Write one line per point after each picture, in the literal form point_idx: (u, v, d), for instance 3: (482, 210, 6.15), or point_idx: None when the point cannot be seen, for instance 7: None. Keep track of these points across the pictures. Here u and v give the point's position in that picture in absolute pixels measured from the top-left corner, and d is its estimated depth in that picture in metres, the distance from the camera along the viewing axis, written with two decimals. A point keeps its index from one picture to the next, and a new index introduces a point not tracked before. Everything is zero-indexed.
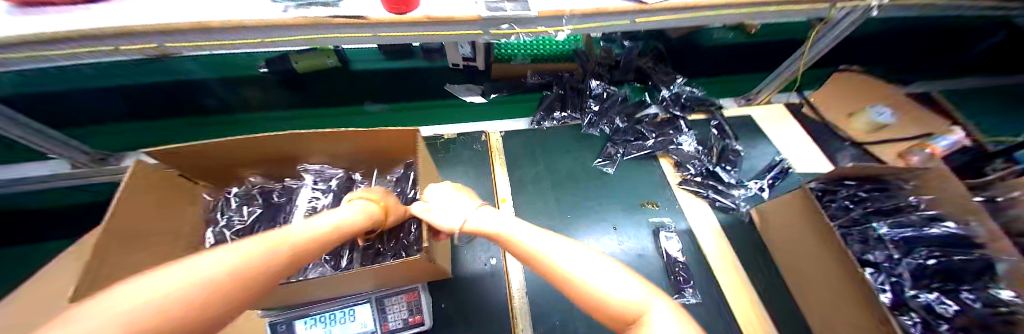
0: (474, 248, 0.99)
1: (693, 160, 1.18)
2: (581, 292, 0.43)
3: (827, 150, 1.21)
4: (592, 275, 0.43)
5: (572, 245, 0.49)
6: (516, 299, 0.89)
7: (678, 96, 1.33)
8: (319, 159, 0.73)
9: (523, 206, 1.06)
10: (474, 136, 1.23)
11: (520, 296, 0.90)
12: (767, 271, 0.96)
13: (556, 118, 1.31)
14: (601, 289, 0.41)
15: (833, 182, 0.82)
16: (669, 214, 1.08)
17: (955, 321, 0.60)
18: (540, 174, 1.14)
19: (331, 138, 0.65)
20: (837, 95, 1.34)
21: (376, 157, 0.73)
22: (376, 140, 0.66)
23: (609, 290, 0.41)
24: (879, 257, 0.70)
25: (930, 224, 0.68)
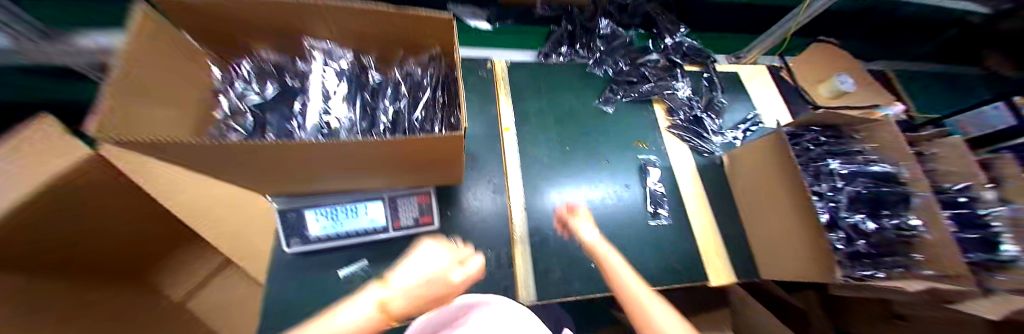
0: (477, 168, 1.01)
1: (686, 108, 1.26)
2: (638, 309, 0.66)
3: (796, 108, 1.34)
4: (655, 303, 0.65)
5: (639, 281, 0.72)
6: (516, 217, 0.97)
7: (680, 45, 1.37)
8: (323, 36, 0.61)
9: (524, 134, 1.11)
10: (480, 62, 1.19)
11: (519, 216, 0.98)
12: (727, 204, 1.13)
13: (561, 54, 1.32)
14: (655, 312, 0.63)
15: (801, 128, 0.93)
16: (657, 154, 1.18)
17: (873, 237, 0.81)
18: (543, 107, 1.17)
19: (351, 20, 0.56)
20: (811, 63, 1.46)
21: (395, 49, 0.64)
22: (396, 26, 0.57)
23: (660, 315, 0.63)
24: (825, 187, 0.85)
25: (871, 162, 0.86)
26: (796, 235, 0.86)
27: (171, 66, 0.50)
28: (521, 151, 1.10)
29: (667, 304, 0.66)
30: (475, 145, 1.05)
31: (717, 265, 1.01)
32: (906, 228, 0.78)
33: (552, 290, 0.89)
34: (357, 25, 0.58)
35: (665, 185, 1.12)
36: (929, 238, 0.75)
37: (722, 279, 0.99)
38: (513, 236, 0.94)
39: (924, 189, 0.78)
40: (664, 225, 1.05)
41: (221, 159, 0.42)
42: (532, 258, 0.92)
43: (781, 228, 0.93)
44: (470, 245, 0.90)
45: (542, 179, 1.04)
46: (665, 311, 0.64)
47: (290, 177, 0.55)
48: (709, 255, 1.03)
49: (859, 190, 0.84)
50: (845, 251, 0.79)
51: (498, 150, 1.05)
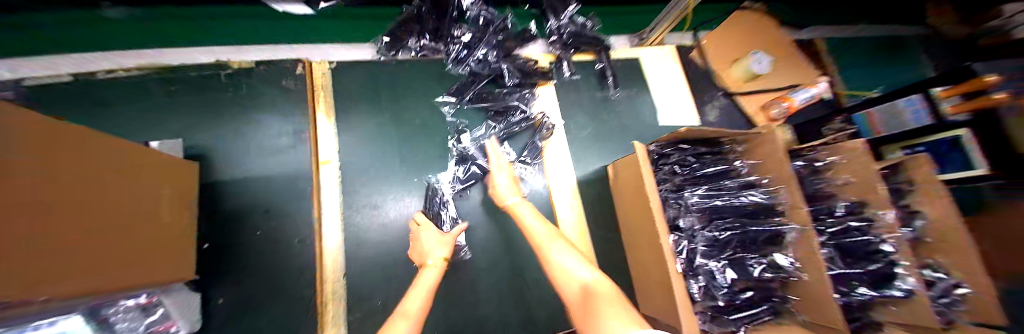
0: (274, 227, 0.77)
1: (570, 111, 1.07)
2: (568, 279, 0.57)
3: (700, 99, 1.18)
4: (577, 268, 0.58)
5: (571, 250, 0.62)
6: (329, 251, 0.78)
7: (566, 31, 1.08)
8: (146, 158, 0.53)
9: (346, 162, 0.85)
10: (284, 67, 0.85)
11: (336, 255, 0.79)
12: (609, 226, 0.99)
13: (412, 49, 0.96)
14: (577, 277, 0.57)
15: (668, 146, 0.75)
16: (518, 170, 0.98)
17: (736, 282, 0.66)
18: (379, 128, 0.89)
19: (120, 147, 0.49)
20: (723, 37, 1.23)
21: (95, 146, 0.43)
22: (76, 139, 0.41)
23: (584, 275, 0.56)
24: (688, 222, 0.68)
25: (742, 191, 0.70)
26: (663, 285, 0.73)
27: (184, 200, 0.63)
28: (345, 164, 0.85)
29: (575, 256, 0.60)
30: (252, 194, 0.77)
31: None
32: (778, 270, 0.64)
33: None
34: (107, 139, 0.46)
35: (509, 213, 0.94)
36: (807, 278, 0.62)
37: (568, 272, 0.59)
38: (320, 278, 0.76)
39: (800, 223, 0.61)
40: None
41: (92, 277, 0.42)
42: (348, 296, 0.76)
43: (653, 269, 0.78)
44: (294, 303, 0.74)
45: (373, 207, 0.84)
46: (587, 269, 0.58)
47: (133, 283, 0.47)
48: None
49: (724, 234, 0.66)
50: (703, 301, 0.65)
51: (303, 194, 0.79)
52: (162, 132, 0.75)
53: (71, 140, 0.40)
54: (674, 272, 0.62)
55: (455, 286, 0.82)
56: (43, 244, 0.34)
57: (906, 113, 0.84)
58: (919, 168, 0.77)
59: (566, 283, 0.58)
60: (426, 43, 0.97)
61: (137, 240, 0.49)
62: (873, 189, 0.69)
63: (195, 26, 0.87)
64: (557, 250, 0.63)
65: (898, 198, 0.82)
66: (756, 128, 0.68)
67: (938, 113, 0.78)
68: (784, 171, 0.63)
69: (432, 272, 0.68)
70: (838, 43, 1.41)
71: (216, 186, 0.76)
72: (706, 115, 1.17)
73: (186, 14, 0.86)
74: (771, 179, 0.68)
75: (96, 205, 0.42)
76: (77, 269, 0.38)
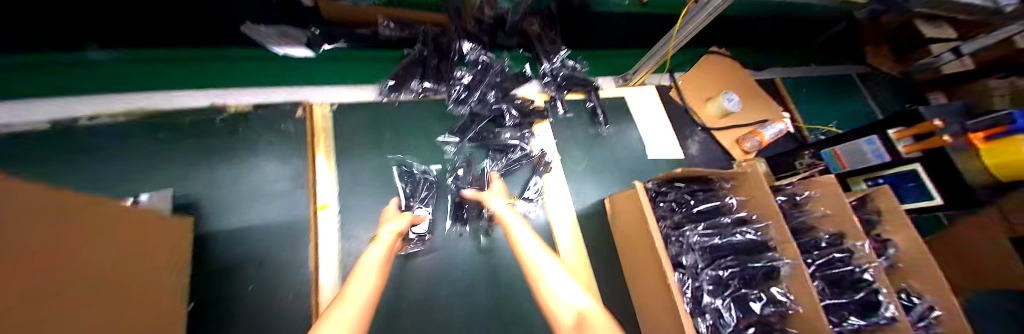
0: (265, 280, 0.71)
1: (566, 147, 1.11)
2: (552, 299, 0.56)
3: (683, 134, 1.26)
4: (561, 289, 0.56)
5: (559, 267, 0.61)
6: (325, 285, 0.73)
7: (559, 72, 1.14)
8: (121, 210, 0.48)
9: (345, 205, 0.82)
10: (283, 109, 0.84)
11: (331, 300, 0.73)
12: (609, 261, 1.00)
13: (413, 90, 0.98)
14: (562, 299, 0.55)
15: (664, 184, 0.80)
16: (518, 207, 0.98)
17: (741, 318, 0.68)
18: (378, 169, 0.88)
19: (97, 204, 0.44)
20: (698, 78, 1.35)
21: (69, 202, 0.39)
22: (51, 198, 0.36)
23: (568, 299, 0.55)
24: (690, 259, 0.70)
25: (737, 228, 0.74)
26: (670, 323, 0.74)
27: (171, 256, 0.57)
28: (343, 207, 0.82)
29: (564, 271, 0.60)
30: (243, 243, 0.73)
31: None
32: (777, 305, 0.67)
33: None
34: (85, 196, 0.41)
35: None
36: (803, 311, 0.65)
37: (563, 297, 0.55)
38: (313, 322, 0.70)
39: (792, 258, 0.65)
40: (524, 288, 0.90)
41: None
42: None
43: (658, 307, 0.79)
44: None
45: None
46: (579, 290, 0.56)
47: None
48: None
49: (726, 272, 0.69)
50: None
51: (299, 240, 0.76)
52: (144, 182, 0.71)
53: (50, 212, 0.35)
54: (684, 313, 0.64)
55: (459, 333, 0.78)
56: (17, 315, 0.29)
57: (867, 151, 0.94)
58: (883, 197, 0.86)
59: (559, 309, 0.55)
60: (427, 85, 0.99)
61: (112, 311, 0.42)
62: (848, 222, 0.76)
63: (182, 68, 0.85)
64: (545, 263, 0.62)
65: (870, 227, 0.90)
66: (745, 168, 0.73)
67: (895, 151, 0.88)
68: (772, 209, 0.69)
69: (380, 246, 0.66)
70: (794, 82, 1.58)
71: (201, 236, 0.70)
72: (688, 149, 1.25)
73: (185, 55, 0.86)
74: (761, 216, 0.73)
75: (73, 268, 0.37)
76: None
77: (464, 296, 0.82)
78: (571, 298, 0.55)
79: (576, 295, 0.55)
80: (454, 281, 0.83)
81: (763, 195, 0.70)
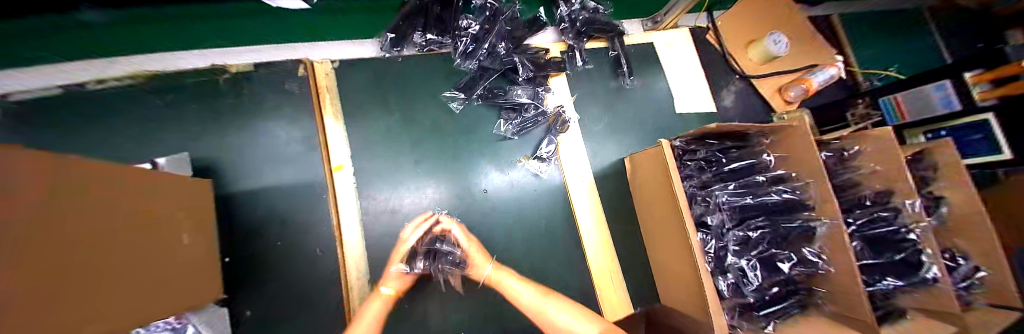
0: (291, 239, 0.75)
1: (584, 102, 1.03)
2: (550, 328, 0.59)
3: (715, 85, 1.14)
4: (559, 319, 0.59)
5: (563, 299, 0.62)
6: (350, 258, 0.76)
7: (577, 17, 1.01)
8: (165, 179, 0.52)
9: (357, 169, 0.81)
10: (284, 68, 0.80)
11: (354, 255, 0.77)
12: (626, 220, 0.98)
13: (418, 45, 0.90)
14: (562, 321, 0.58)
15: (694, 141, 0.73)
16: (534, 167, 0.95)
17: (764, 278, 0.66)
18: (386, 131, 0.86)
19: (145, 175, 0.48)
20: (740, 16, 1.16)
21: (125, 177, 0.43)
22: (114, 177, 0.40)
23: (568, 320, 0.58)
24: (715, 220, 0.67)
25: (772, 187, 0.68)
26: (686, 282, 0.73)
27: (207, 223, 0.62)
28: (356, 170, 0.81)
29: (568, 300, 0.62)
30: (266, 205, 0.75)
31: (610, 283, 0.91)
32: (808, 265, 0.64)
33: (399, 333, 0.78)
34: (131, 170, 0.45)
35: (523, 213, 0.92)
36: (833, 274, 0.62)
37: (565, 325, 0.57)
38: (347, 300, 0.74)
39: (830, 217, 0.60)
40: (540, 249, 0.91)
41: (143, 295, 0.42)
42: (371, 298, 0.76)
43: (673, 265, 0.79)
44: (314, 314, 0.73)
45: (387, 212, 0.81)
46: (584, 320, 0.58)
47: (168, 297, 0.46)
48: (603, 280, 0.92)
49: (755, 233, 0.66)
50: (733, 297, 0.64)
51: (318, 202, 0.77)
52: (163, 148, 0.72)
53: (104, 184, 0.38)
54: (703, 272, 0.62)
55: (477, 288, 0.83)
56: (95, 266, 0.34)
57: (934, 99, 0.83)
58: (945, 151, 0.76)
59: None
60: (432, 38, 0.90)
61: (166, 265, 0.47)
62: (900, 179, 0.68)
63: (194, 28, 0.80)
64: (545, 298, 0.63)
65: (924, 185, 0.81)
66: (788, 121, 0.65)
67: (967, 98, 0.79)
68: (814, 167, 0.62)
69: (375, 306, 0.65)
70: (856, 19, 1.35)
71: (229, 199, 0.73)
72: (722, 100, 1.13)
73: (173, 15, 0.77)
74: (797, 175, 0.67)
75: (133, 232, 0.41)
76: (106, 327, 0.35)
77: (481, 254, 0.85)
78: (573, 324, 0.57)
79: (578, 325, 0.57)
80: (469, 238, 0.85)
81: (806, 150, 0.63)
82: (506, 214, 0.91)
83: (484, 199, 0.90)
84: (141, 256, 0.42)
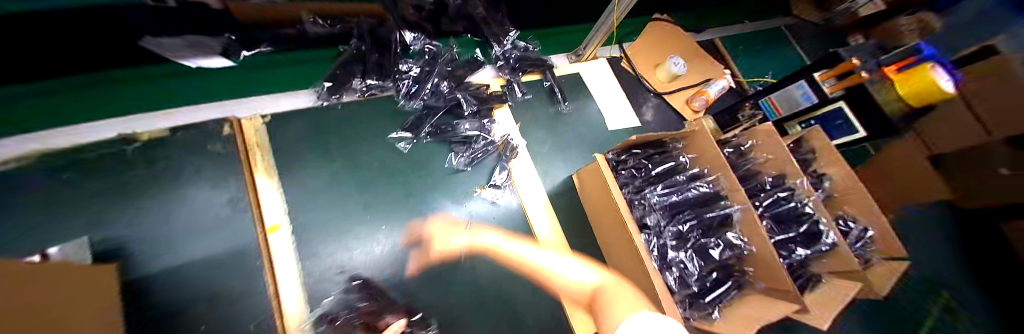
0: (218, 317, 0.66)
1: (528, 128, 1.11)
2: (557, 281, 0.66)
3: (639, 102, 1.30)
4: (564, 272, 0.65)
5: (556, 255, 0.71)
6: (290, 313, 0.68)
7: (510, 54, 1.11)
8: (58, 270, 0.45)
9: (298, 224, 0.76)
10: (208, 129, 0.76)
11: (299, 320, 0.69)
12: (584, 234, 1.02)
13: (358, 91, 0.92)
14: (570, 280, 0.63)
15: (623, 153, 0.81)
16: (489, 196, 0.97)
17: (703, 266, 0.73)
18: (331, 180, 0.83)
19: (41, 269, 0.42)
20: (645, 45, 1.38)
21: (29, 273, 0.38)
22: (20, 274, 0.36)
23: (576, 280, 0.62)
24: (652, 221, 0.74)
25: (691, 183, 0.78)
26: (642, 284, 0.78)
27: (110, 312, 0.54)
28: (297, 225, 0.76)
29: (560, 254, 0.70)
30: (189, 282, 0.66)
31: None
32: (733, 248, 0.72)
33: None
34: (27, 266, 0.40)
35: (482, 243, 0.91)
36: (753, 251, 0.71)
37: (573, 280, 0.62)
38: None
39: (741, 204, 0.70)
40: None
41: None
42: None
43: (629, 269, 0.84)
44: None
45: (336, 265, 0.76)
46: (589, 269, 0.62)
47: None
48: None
49: (686, 225, 0.74)
50: (681, 290, 0.70)
51: (253, 267, 0.70)
52: (43, 237, 0.61)
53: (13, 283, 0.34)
54: (651, 271, 0.67)
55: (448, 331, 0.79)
56: None
57: (798, 95, 1.03)
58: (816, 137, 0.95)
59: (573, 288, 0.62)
60: (372, 83, 0.92)
61: None
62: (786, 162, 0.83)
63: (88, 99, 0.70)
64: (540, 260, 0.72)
65: (807, 166, 0.98)
66: (693, 126, 0.76)
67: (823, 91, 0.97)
68: (719, 162, 0.73)
69: None
70: (734, 39, 1.67)
71: (135, 285, 0.63)
72: (643, 116, 1.29)
73: (61, 86, 0.67)
74: (709, 171, 0.78)
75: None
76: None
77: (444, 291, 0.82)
78: (580, 278, 0.61)
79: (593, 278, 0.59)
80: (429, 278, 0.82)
81: (710, 149, 0.74)
82: None
83: None
84: None
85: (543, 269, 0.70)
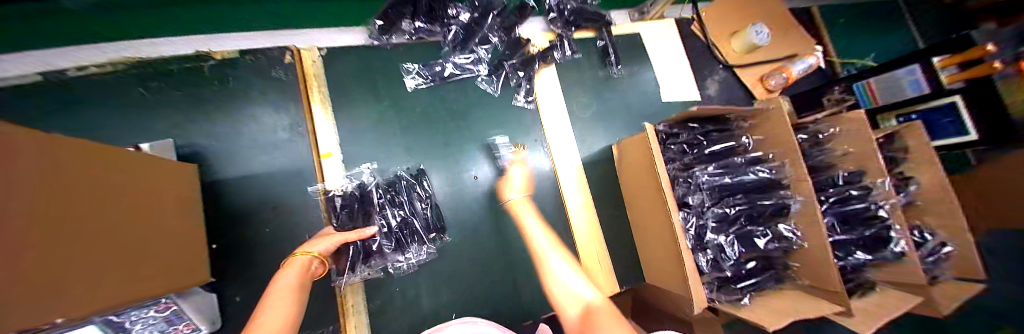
0: (281, 223, 0.75)
1: (573, 91, 1.05)
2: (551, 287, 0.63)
3: (701, 74, 1.17)
4: (569, 277, 0.62)
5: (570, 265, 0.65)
6: None
7: (565, 7, 1.02)
8: (148, 163, 0.53)
9: (348, 156, 0.82)
10: (273, 55, 0.80)
11: None
12: (614, 206, 1.00)
13: (407, 33, 0.91)
14: (562, 289, 0.61)
15: (677, 124, 0.74)
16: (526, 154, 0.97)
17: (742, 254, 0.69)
18: (376, 119, 0.86)
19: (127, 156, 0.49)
20: (724, 7, 1.20)
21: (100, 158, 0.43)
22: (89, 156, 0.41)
23: (570, 291, 0.60)
24: (696, 201, 0.69)
25: (750, 167, 0.71)
26: (671, 261, 0.76)
27: (194, 207, 0.63)
28: (348, 158, 0.82)
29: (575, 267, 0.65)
30: (257, 190, 0.75)
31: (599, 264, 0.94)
32: (781, 241, 0.68)
33: (393, 317, 0.79)
34: (111, 153, 0.46)
35: None
36: (803, 248, 0.65)
37: (573, 291, 0.59)
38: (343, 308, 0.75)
39: (804, 195, 0.63)
40: None
41: (123, 267, 0.42)
42: (363, 285, 0.78)
43: (659, 246, 0.82)
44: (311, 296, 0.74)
45: None
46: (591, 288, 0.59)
47: (150, 271, 0.47)
48: (592, 264, 0.93)
49: (733, 210, 0.69)
50: (712, 272, 0.68)
51: (309, 186, 0.78)
52: (148, 134, 0.72)
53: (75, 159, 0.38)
54: (685, 249, 0.65)
55: (470, 272, 0.86)
56: (67, 233, 0.34)
57: (905, 82, 0.91)
58: (913, 135, 0.82)
59: (569, 303, 0.59)
60: (421, 25, 0.91)
61: (148, 245, 0.48)
62: (874, 161, 0.72)
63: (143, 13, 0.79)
64: (553, 255, 0.68)
65: (893, 166, 0.86)
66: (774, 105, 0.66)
67: (938, 82, 0.85)
68: (789, 148, 0.65)
69: (291, 270, 0.54)
70: (835, 10, 1.39)
71: (219, 185, 0.73)
72: (706, 89, 1.16)
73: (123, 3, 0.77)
74: (771, 156, 0.70)
75: (106, 212, 0.42)
76: (54, 274, 0.32)
77: (471, 242, 0.87)
78: (579, 291, 0.59)
79: (585, 289, 0.59)
80: (463, 225, 0.88)
81: (783, 132, 0.65)
82: (496, 200, 0.93)
83: (475, 190, 0.92)
84: (119, 230, 0.43)
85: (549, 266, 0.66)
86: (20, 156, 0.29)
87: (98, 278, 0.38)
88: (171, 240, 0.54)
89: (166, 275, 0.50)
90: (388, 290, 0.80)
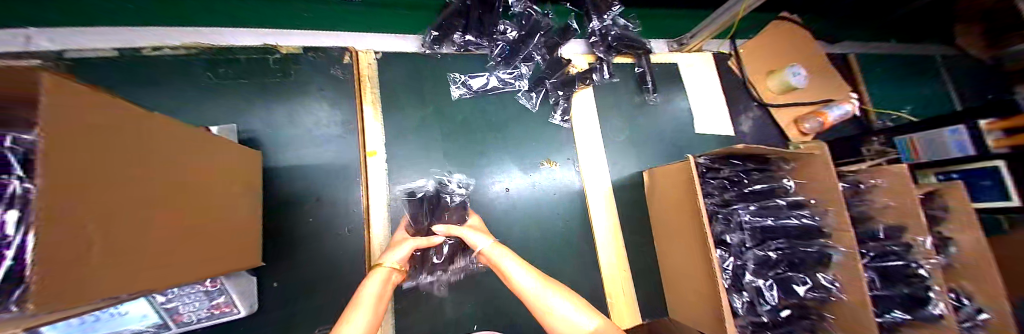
0: (322, 215, 0.77)
1: (608, 114, 1.06)
2: (544, 319, 0.49)
3: (735, 110, 1.17)
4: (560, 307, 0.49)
5: (564, 294, 0.50)
6: (376, 236, 0.78)
7: (608, 32, 1.04)
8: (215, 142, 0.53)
9: (390, 157, 0.84)
10: (332, 55, 0.84)
11: (382, 236, 0.79)
12: (640, 232, 1.00)
13: (456, 44, 0.94)
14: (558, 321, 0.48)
15: (720, 159, 0.74)
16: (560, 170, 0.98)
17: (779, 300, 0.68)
18: (419, 122, 0.89)
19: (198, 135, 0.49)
20: (762, 46, 1.21)
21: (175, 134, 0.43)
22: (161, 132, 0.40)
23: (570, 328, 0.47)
24: (734, 239, 0.69)
25: (791, 211, 0.71)
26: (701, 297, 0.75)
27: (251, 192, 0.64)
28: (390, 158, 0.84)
29: (566, 294, 0.50)
30: (302, 181, 0.77)
31: (622, 289, 0.93)
32: (820, 290, 0.67)
33: (418, 321, 0.80)
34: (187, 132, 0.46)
35: (543, 215, 0.94)
36: (844, 301, 0.64)
37: (567, 321, 0.47)
38: None
39: (847, 246, 0.63)
40: (556, 252, 0.93)
41: (178, 246, 0.41)
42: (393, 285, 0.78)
43: (687, 279, 0.81)
44: (342, 290, 0.75)
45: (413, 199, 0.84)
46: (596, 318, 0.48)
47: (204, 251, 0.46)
48: (615, 287, 0.93)
49: (773, 253, 0.68)
50: (747, 316, 0.67)
51: (352, 182, 0.80)
52: (208, 116, 0.75)
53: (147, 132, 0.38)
54: (721, 288, 0.64)
55: (495, 284, 0.85)
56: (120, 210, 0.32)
57: (949, 141, 0.90)
58: (953, 195, 0.81)
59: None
60: (470, 39, 0.94)
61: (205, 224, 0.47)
62: (917, 218, 0.71)
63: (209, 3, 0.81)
64: (541, 284, 0.52)
65: (933, 224, 0.84)
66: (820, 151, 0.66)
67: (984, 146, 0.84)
68: (834, 197, 0.65)
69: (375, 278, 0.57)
70: (873, 58, 1.39)
71: (267, 172, 0.75)
72: (740, 125, 1.16)
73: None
74: (814, 202, 0.70)
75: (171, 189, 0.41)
76: (108, 254, 0.30)
77: None
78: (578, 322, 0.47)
79: (589, 323, 0.47)
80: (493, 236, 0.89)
81: (828, 179, 0.65)
82: (527, 213, 0.93)
83: (509, 203, 0.93)
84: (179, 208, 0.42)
85: (536, 299, 0.50)
86: (69, 119, 0.27)
87: (150, 258, 0.36)
88: (224, 221, 0.53)
89: (214, 258, 0.49)
90: (414, 292, 0.80)
